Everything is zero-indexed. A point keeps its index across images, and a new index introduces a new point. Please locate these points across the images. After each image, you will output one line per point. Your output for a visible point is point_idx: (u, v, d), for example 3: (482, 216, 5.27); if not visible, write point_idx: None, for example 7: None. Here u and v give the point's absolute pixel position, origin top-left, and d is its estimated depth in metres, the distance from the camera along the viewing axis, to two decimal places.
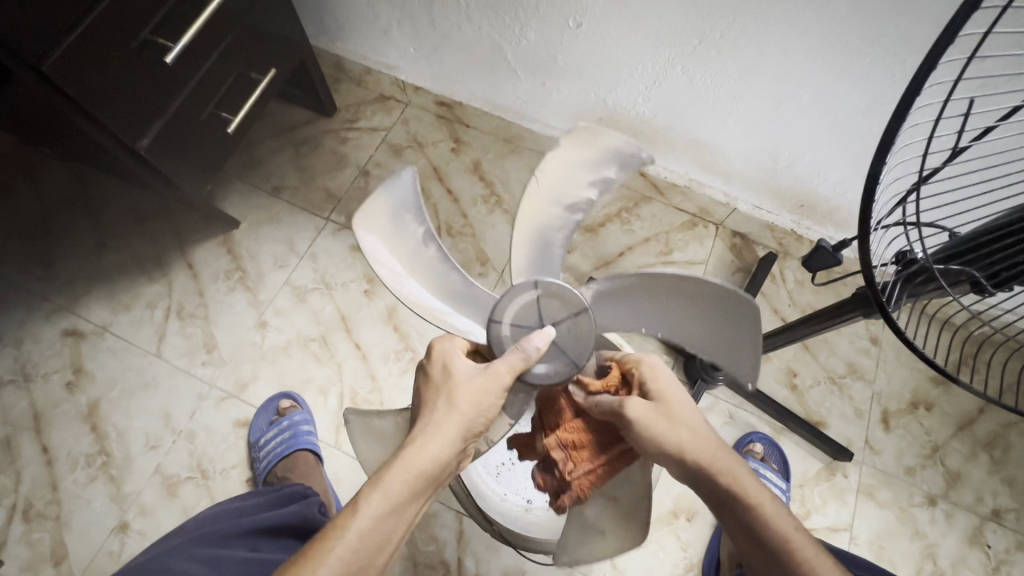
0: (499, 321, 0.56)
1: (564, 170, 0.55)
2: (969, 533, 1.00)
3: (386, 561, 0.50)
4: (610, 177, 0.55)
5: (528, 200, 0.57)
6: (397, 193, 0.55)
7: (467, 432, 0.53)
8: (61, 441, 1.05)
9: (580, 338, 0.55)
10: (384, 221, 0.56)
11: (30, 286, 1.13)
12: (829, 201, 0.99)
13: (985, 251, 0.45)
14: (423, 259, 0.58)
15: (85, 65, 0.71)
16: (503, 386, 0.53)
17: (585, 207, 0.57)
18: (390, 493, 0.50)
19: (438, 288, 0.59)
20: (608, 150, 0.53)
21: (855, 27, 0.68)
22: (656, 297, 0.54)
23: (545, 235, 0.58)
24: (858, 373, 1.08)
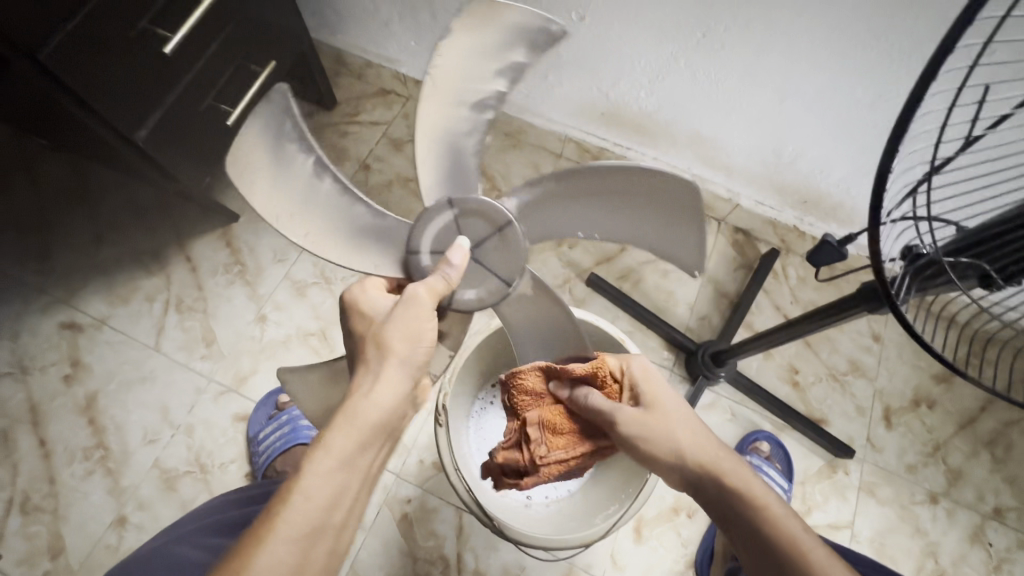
0: (416, 250, 0.61)
1: (461, 66, 0.56)
2: (971, 532, 0.99)
3: (348, 519, 0.48)
4: (516, 62, 0.55)
5: (426, 106, 0.58)
6: (269, 123, 0.55)
7: (411, 368, 0.54)
8: (58, 434, 1.04)
9: (502, 251, 0.61)
10: (265, 156, 0.56)
11: (28, 278, 1.12)
12: (831, 197, 0.98)
13: (996, 244, 0.44)
14: (320, 192, 0.59)
15: (82, 54, 0.71)
16: (429, 311, 0.56)
17: (493, 103, 0.58)
18: (338, 446, 0.48)
19: (341, 220, 0.61)
20: (502, 34, 0.53)
21: (863, 22, 0.67)
22: (580, 198, 0.60)
23: (455, 143, 0.60)
24: (859, 371, 1.08)
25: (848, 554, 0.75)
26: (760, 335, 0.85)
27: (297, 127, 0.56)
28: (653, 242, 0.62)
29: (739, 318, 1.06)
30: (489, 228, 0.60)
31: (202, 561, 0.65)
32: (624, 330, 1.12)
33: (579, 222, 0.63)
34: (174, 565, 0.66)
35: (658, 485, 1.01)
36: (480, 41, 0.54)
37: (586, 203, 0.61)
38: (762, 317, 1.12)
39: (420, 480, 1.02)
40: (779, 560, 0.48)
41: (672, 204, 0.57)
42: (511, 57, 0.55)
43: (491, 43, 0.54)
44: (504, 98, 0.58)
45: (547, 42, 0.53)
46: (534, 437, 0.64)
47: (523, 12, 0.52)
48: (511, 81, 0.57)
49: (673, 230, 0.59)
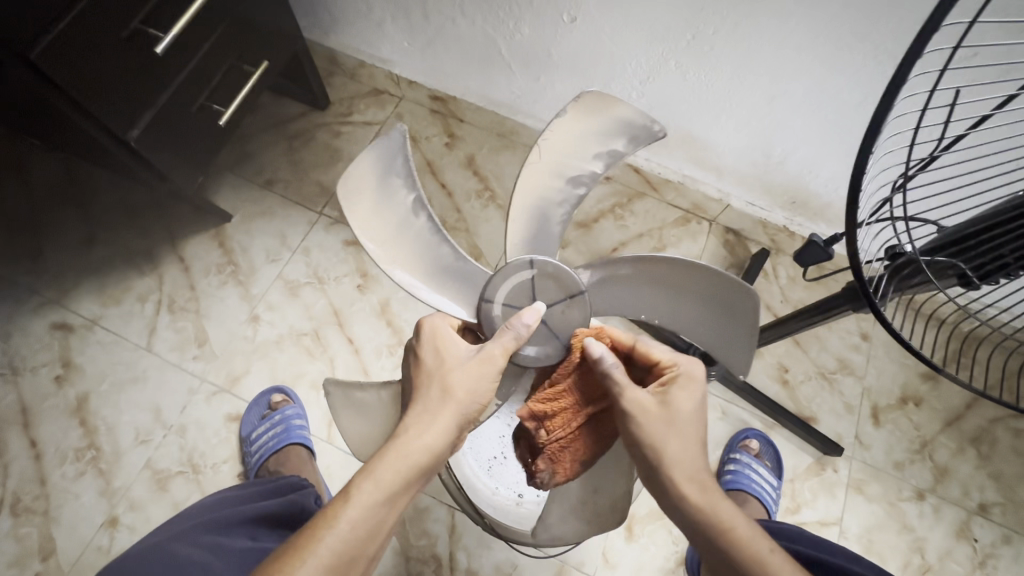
0: (491, 300, 0.60)
1: (573, 142, 0.59)
2: (957, 527, 1.01)
3: (378, 549, 0.52)
4: (617, 149, 0.59)
5: (529, 171, 0.60)
6: (383, 155, 0.58)
7: (464, 419, 0.56)
8: (49, 435, 1.04)
9: (577, 316, 0.60)
10: (371, 184, 0.58)
11: (19, 279, 1.12)
12: (821, 197, 0.99)
13: (970, 243, 0.45)
14: (411, 228, 0.60)
15: (73, 53, 0.70)
16: (497, 367, 0.56)
17: (587, 181, 0.61)
18: (383, 480, 0.51)
19: (427, 256, 0.61)
20: (615, 123, 0.58)
21: (846, 24, 0.68)
22: (650, 283, 0.60)
23: (545, 211, 0.61)
24: (848, 369, 1.09)
25: (828, 547, 0.77)
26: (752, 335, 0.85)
27: (407, 166, 0.58)
28: (711, 333, 0.61)
29: None
30: (562, 294, 0.59)
31: (205, 560, 0.65)
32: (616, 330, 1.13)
33: (645, 307, 0.61)
34: (173, 564, 0.65)
35: None
36: (595, 125, 0.58)
37: (655, 286, 0.60)
38: None
39: None
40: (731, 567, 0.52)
41: (742, 298, 0.57)
42: (612, 144, 0.59)
43: (604, 127, 0.58)
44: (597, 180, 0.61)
45: (648, 136, 0.58)
46: (532, 426, 0.59)
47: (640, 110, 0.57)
48: (607, 164, 0.60)
49: (736, 325, 0.59)
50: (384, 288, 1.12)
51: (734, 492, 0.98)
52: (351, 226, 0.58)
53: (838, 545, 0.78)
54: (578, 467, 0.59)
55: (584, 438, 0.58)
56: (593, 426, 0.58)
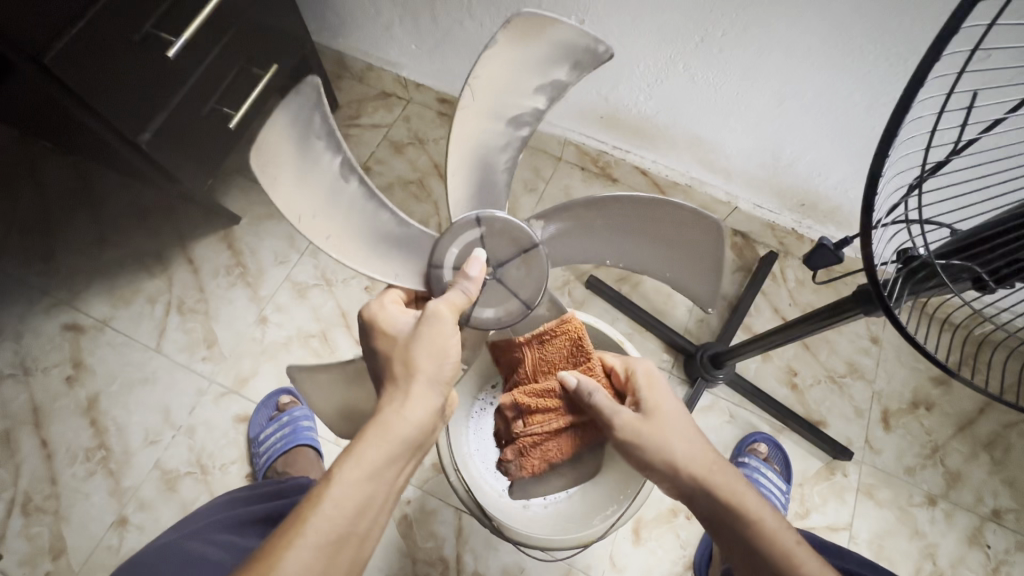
0: (439, 265, 0.60)
1: (508, 77, 0.56)
2: (969, 534, 1.00)
3: (370, 530, 0.49)
4: (558, 80, 0.56)
5: (465, 113, 0.58)
6: (297, 117, 0.54)
7: (440, 385, 0.54)
8: (60, 435, 1.05)
9: (526, 269, 0.60)
10: (287, 152, 0.54)
11: (30, 280, 1.13)
12: (830, 200, 0.99)
13: (985, 247, 0.44)
14: (343, 196, 0.58)
15: (86, 58, 0.71)
16: (451, 326, 0.55)
17: (529, 120, 0.59)
18: (366, 458, 0.49)
19: (363, 224, 0.60)
20: (553, 48, 0.54)
21: (858, 26, 0.68)
22: (605, 224, 0.62)
23: (488, 156, 0.61)
24: (858, 373, 1.08)
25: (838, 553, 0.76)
26: (760, 338, 0.85)
27: (325, 128, 0.55)
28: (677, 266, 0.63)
29: (737, 320, 1.07)
30: (515, 250, 0.60)
31: (219, 557, 0.66)
32: (624, 332, 1.13)
33: (604, 249, 0.64)
34: (189, 560, 0.66)
35: (657, 486, 1.01)
36: (531, 53, 0.55)
37: (616, 230, 0.62)
38: (761, 319, 1.13)
39: (419, 482, 1.02)
40: (766, 557, 0.52)
41: (703, 233, 0.59)
42: (554, 74, 0.56)
43: (545, 56, 0.55)
44: (541, 116, 0.59)
45: (593, 61, 0.54)
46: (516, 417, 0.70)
47: (582, 32, 0.52)
48: (550, 98, 0.57)
49: (701, 256, 0.61)
50: None
51: None
52: (269, 201, 0.54)
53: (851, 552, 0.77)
54: (544, 466, 0.69)
55: (557, 443, 0.69)
56: (570, 434, 0.68)
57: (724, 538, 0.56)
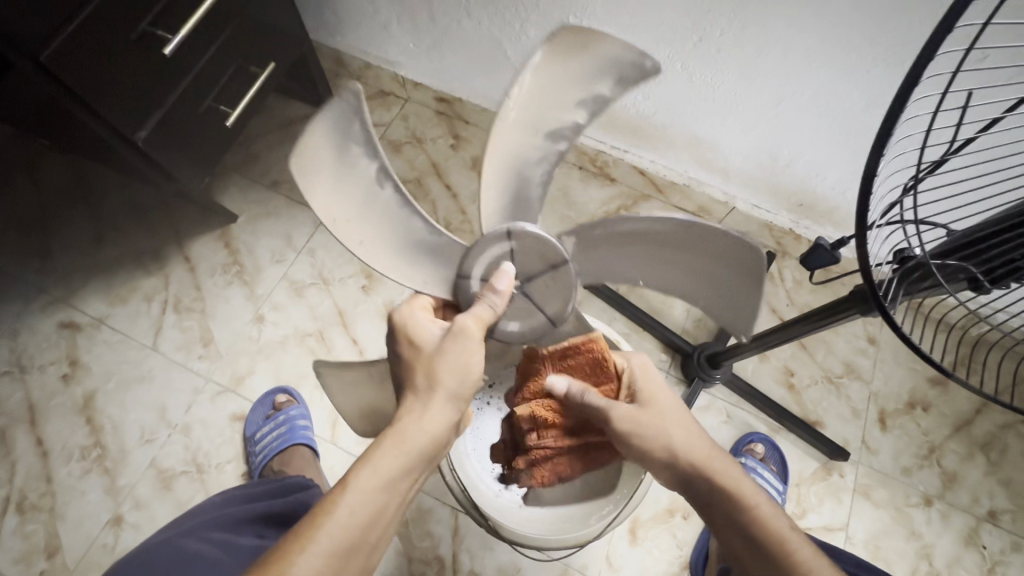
0: (467, 276, 0.57)
1: (546, 91, 0.52)
2: (965, 534, 1.00)
3: (381, 537, 0.50)
4: (601, 94, 0.52)
5: (501, 127, 0.53)
6: (340, 123, 0.50)
7: (460, 401, 0.54)
8: (56, 433, 1.04)
9: (557, 288, 0.56)
10: (327, 157, 0.51)
11: (26, 278, 1.13)
12: (828, 201, 0.99)
13: (980, 247, 0.44)
14: (376, 201, 0.54)
15: (82, 56, 0.71)
16: (477, 345, 0.54)
17: (569, 133, 0.54)
18: (382, 468, 0.50)
19: (398, 230, 0.56)
20: (600, 62, 0.50)
21: (856, 26, 0.68)
22: (642, 245, 0.52)
23: (523, 169, 0.55)
24: (855, 373, 1.08)
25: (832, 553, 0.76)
26: (759, 337, 0.85)
27: (365, 131, 0.50)
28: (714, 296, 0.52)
29: None
30: (545, 266, 0.55)
31: (214, 556, 0.65)
32: (621, 332, 1.13)
33: (639, 271, 0.54)
34: (183, 557, 0.66)
35: (654, 486, 1.01)
36: (574, 64, 0.50)
37: (651, 252, 0.52)
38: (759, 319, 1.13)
39: None
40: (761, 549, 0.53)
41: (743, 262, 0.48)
42: (599, 87, 0.52)
43: (591, 68, 0.51)
44: (581, 131, 0.54)
45: (640, 76, 0.50)
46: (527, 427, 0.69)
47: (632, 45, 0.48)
48: (592, 112, 0.53)
49: (740, 290, 0.50)
50: (389, 289, 1.13)
51: None
52: (309, 209, 0.52)
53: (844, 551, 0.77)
54: (554, 478, 0.72)
55: (569, 462, 0.70)
56: (578, 453, 0.69)
57: (718, 523, 0.57)
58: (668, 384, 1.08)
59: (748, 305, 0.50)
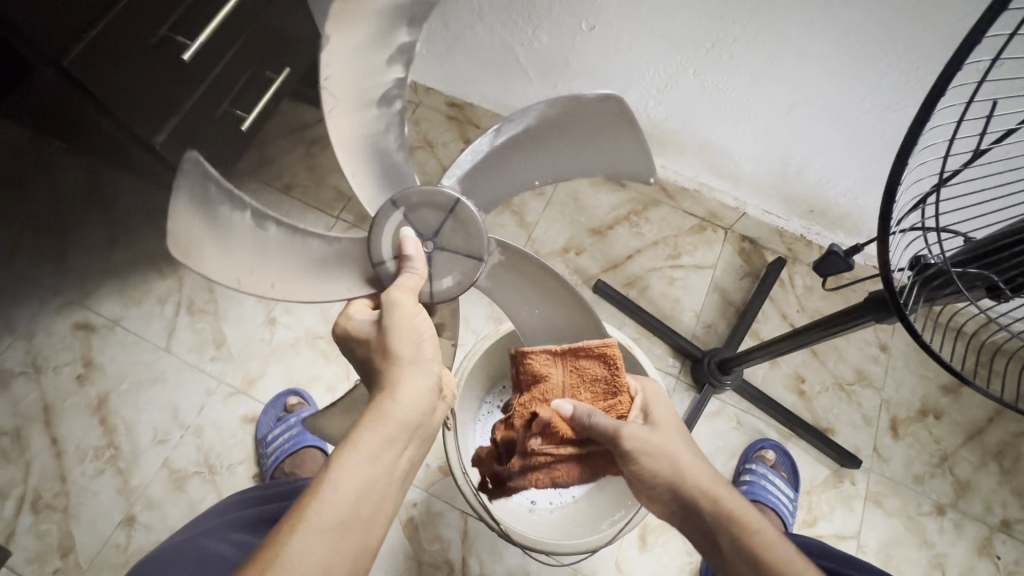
0: (382, 262, 0.59)
1: (354, 69, 0.56)
2: (978, 544, 0.99)
3: (379, 513, 0.46)
4: (404, 44, 0.55)
5: (333, 120, 0.58)
6: (196, 193, 0.54)
7: (430, 364, 0.53)
8: (70, 433, 1.05)
9: (462, 229, 0.60)
10: (200, 227, 0.55)
11: (42, 279, 1.14)
12: (839, 206, 0.99)
13: (1002, 255, 0.44)
14: (268, 244, 0.59)
15: (102, 61, 0.72)
16: (414, 307, 0.55)
17: (397, 92, 0.58)
18: (365, 444, 0.47)
19: (300, 258, 0.60)
20: (379, 21, 0.54)
21: (869, 34, 0.68)
22: (520, 148, 0.61)
23: (378, 144, 0.61)
24: (866, 380, 1.08)
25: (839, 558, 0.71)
26: (771, 343, 0.84)
27: (222, 190, 0.55)
28: (600, 155, 0.61)
29: (745, 326, 1.07)
30: (440, 213, 0.59)
31: (231, 555, 0.65)
32: (631, 337, 1.13)
33: (529, 171, 0.63)
34: (203, 559, 0.66)
35: None
36: (362, 33, 0.54)
37: (530, 151, 0.61)
38: (769, 325, 1.13)
39: (425, 484, 1.02)
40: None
41: (598, 114, 0.58)
42: (398, 39, 0.55)
43: (379, 28, 0.55)
44: (405, 84, 0.58)
45: (421, 11, 0.54)
46: (537, 431, 0.64)
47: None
48: (407, 64, 0.57)
49: (613, 134, 0.59)
50: None
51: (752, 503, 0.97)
52: (204, 275, 0.56)
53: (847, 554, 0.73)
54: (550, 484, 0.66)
55: (570, 471, 0.65)
56: (583, 465, 0.65)
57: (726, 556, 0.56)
58: (677, 390, 1.08)
59: (625, 140, 0.59)
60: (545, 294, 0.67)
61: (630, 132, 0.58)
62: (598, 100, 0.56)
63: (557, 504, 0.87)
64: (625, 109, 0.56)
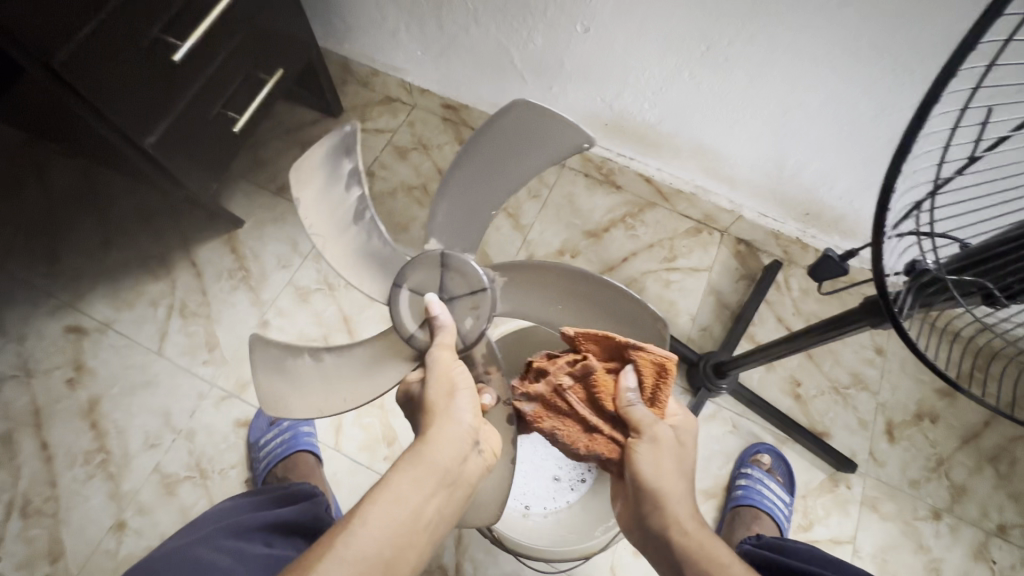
0: (410, 336, 0.61)
1: (323, 208, 0.62)
2: (974, 548, 0.99)
3: (404, 557, 0.45)
4: (352, 171, 0.60)
5: (326, 252, 0.64)
6: (268, 362, 0.62)
7: (464, 413, 0.53)
8: (60, 437, 1.04)
9: (460, 274, 0.61)
10: (278, 383, 0.63)
11: (34, 282, 1.13)
12: (833, 209, 0.98)
13: (997, 262, 0.44)
14: (332, 369, 0.63)
15: (93, 63, 0.71)
16: (451, 361, 0.57)
17: (364, 206, 0.63)
18: (394, 483, 0.47)
19: (357, 366, 0.63)
20: (323, 164, 0.60)
21: (866, 35, 0.67)
22: (467, 186, 0.62)
23: (371, 254, 0.64)
24: (862, 384, 1.07)
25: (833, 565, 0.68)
26: (768, 347, 0.83)
27: (284, 347, 0.62)
28: (535, 152, 0.58)
29: (740, 330, 1.07)
30: (440, 266, 0.61)
31: (228, 562, 0.63)
32: None
33: (484, 201, 0.62)
34: (195, 568, 0.63)
35: None
36: (318, 180, 0.61)
37: (479, 183, 0.62)
38: (765, 329, 1.12)
39: None
40: None
41: (514, 121, 0.57)
42: (343, 168, 0.60)
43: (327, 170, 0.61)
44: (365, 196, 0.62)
45: (348, 142, 0.58)
46: (575, 378, 0.58)
47: (322, 143, 0.59)
48: (361, 182, 0.61)
49: (536, 130, 0.57)
50: None
51: (746, 507, 0.97)
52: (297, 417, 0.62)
53: (839, 560, 0.70)
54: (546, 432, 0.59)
55: (573, 434, 0.58)
56: (592, 438, 0.58)
57: None
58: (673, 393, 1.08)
59: (547, 125, 0.56)
60: (569, 297, 0.61)
61: (551, 120, 0.55)
62: (505, 112, 0.57)
63: (551, 509, 0.88)
64: (531, 106, 0.56)
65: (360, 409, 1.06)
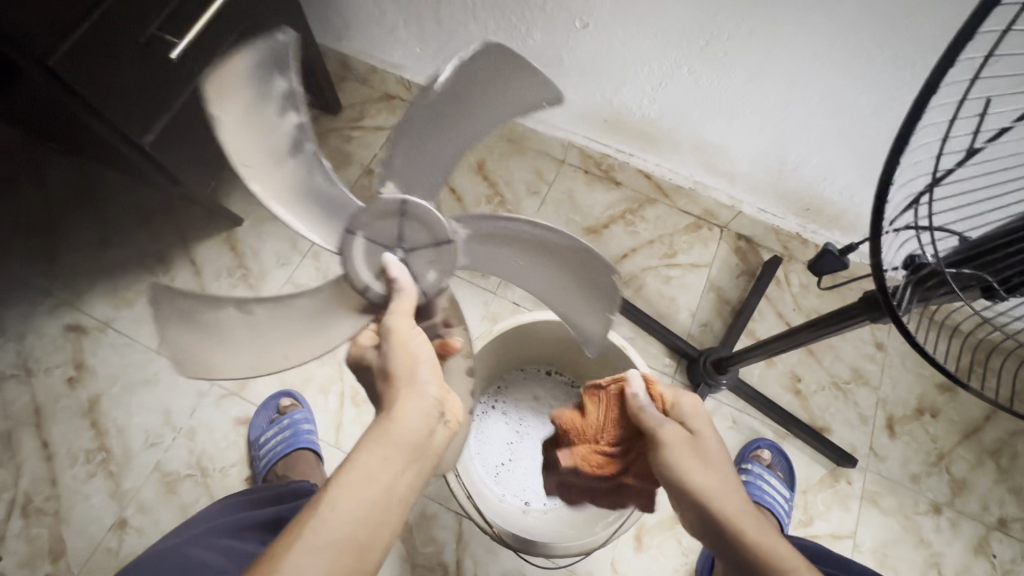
0: (366, 285, 0.58)
1: (247, 135, 0.54)
2: (975, 542, 0.99)
3: (378, 535, 0.45)
4: (286, 93, 0.53)
5: (265, 196, 0.57)
6: (180, 316, 0.56)
7: (428, 385, 0.51)
8: (60, 436, 1.04)
9: (422, 222, 0.57)
10: (197, 337, 0.57)
11: (33, 280, 1.13)
12: (834, 204, 0.98)
13: (995, 256, 0.44)
14: (262, 321, 0.60)
15: (89, 59, 0.71)
16: (414, 331, 0.54)
17: (304, 138, 0.56)
18: (362, 462, 0.46)
19: (292, 319, 0.61)
20: (248, 81, 0.51)
21: (864, 28, 0.67)
22: (427, 131, 0.57)
23: (315, 193, 0.58)
24: (863, 379, 1.07)
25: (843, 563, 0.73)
26: (764, 343, 0.84)
27: (191, 298, 0.57)
28: (501, 106, 0.56)
29: (741, 324, 1.07)
30: (395, 219, 0.57)
31: (221, 561, 0.64)
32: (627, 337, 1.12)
33: (450, 149, 0.58)
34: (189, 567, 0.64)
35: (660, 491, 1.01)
36: (242, 102, 0.52)
37: (443, 128, 0.57)
38: (765, 324, 1.12)
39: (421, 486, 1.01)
40: None
41: (484, 65, 0.53)
42: (276, 88, 0.53)
43: (252, 90, 0.52)
44: (307, 125, 0.55)
45: (281, 58, 0.51)
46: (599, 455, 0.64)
47: (246, 54, 0.50)
48: (298, 108, 0.54)
49: (506, 80, 0.54)
50: None
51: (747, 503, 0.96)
52: (227, 376, 0.59)
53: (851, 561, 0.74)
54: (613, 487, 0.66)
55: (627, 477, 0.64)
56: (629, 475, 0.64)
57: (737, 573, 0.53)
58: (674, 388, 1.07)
59: (514, 77, 0.54)
60: (535, 258, 0.60)
61: (523, 70, 0.53)
62: (484, 55, 0.52)
63: (550, 504, 0.89)
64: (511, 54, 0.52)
65: (360, 407, 1.06)
